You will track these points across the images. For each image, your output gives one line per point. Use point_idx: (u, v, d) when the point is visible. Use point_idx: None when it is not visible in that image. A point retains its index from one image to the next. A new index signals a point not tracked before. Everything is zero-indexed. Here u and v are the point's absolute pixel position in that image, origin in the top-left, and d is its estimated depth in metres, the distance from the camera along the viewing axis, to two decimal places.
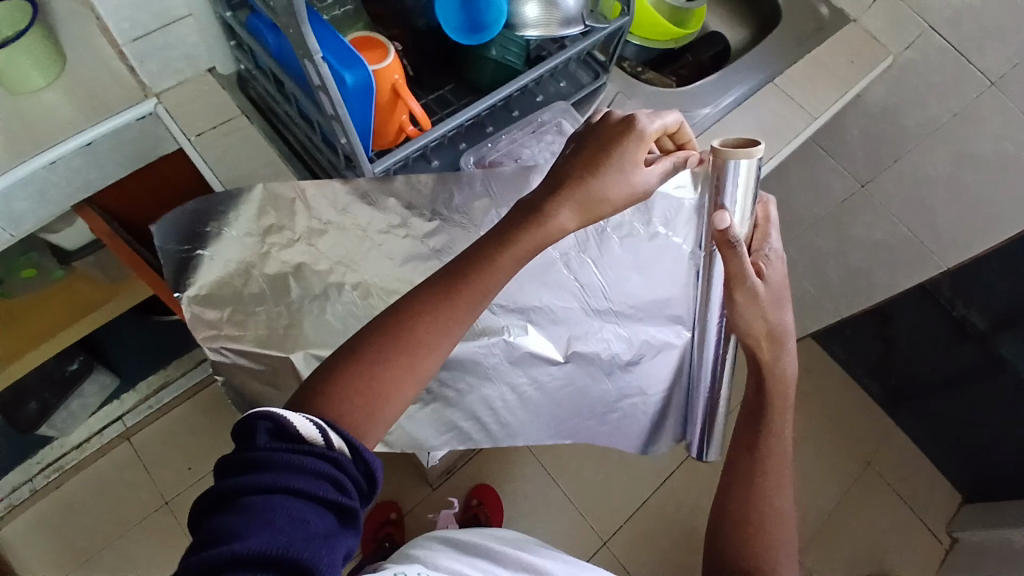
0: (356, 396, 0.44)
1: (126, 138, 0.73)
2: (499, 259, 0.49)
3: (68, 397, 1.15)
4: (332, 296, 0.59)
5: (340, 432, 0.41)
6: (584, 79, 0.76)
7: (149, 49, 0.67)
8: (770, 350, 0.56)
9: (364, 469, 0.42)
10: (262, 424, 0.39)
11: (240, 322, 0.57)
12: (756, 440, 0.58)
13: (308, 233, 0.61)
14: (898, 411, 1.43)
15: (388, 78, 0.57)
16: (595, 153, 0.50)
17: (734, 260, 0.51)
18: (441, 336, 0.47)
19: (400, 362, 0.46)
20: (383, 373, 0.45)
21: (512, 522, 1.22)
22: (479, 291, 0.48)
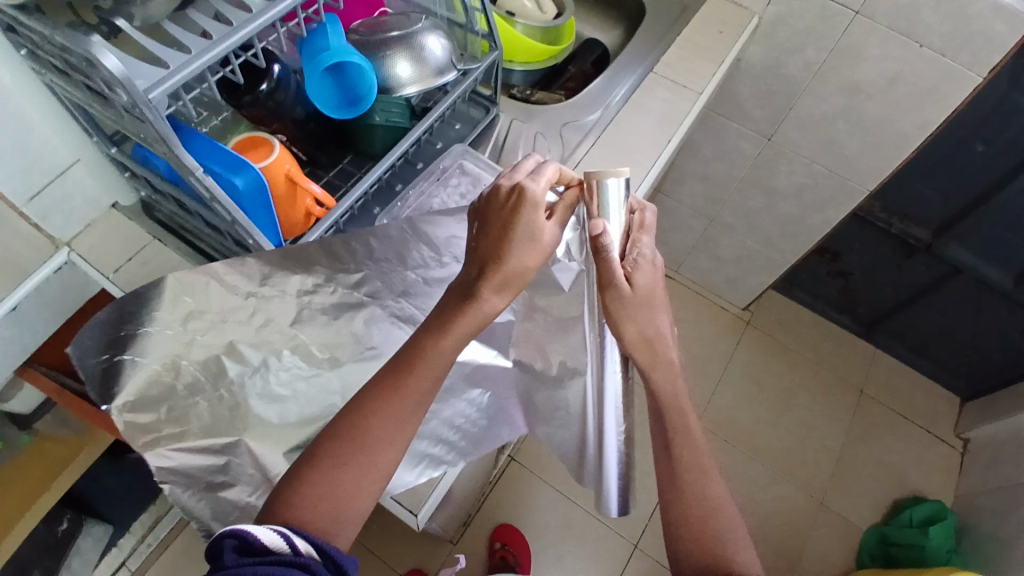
0: (320, 500, 0.45)
1: (48, 292, 0.73)
2: (441, 342, 0.50)
3: (66, 558, 1.11)
4: (273, 372, 0.57)
5: (303, 535, 0.42)
6: (477, 116, 0.78)
7: (48, 204, 0.67)
8: (646, 357, 0.54)
9: (336, 569, 0.42)
10: (227, 541, 0.40)
11: (179, 420, 0.55)
12: (670, 436, 0.55)
13: (233, 311, 0.57)
14: (876, 336, 1.46)
15: (281, 170, 0.58)
16: (501, 225, 0.51)
17: (604, 266, 0.53)
18: (395, 429, 0.48)
19: (361, 460, 0.47)
20: (346, 471, 0.46)
21: (541, 554, 1.20)
22: (429, 377, 0.50)
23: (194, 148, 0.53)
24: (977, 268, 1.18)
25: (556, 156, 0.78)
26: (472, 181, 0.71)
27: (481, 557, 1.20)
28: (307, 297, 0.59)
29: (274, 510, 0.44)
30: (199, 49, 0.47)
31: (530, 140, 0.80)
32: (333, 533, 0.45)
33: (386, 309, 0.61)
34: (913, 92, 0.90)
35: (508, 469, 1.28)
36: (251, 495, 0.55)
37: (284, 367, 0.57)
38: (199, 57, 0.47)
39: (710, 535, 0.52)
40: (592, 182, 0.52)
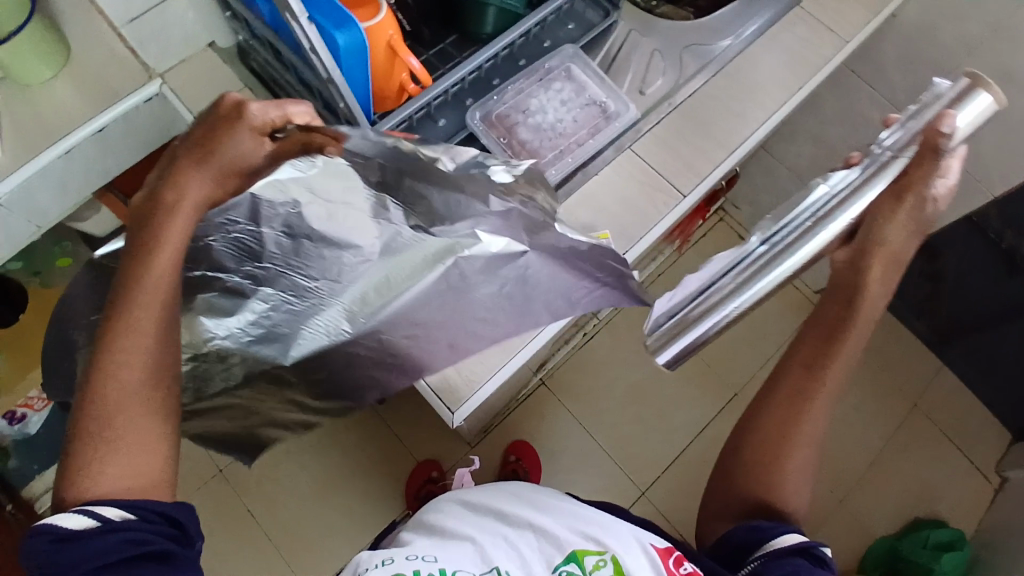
0: (110, 461, 0.42)
1: (135, 121, 0.72)
2: (158, 266, 0.46)
3: None
4: (251, 308, 0.57)
5: (112, 502, 0.40)
6: (595, 19, 0.72)
7: (147, 30, 0.66)
8: (880, 269, 0.53)
9: (155, 510, 0.42)
10: (37, 538, 0.39)
11: (198, 386, 0.60)
12: (817, 361, 0.54)
13: (221, 260, 0.55)
14: (945, 351, 1.37)
15: (383, 35, 0.55)
16: (204, 136, 0.47)
17: (928, 163, 0.49)
18: (132, 360, 0.44)
19: (126, 410, 0.43)
20: (115, 429, 0.43)
21: (552, 477, 1.22)
22: (149, 312, 0.45)
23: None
24: None
25: (669, 82, 0.72)
26: (575, 89, 0.67)
27: (493, 466, 1.23)
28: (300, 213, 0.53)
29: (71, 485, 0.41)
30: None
31: (646, 59, 0.74)
32: (149, 471, 0.43)
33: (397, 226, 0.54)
34: None
35: (537, 391, 1.28)
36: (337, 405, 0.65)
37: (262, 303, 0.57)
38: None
39: (765, 467, 0.54)
40: (970, 81, 0.48)
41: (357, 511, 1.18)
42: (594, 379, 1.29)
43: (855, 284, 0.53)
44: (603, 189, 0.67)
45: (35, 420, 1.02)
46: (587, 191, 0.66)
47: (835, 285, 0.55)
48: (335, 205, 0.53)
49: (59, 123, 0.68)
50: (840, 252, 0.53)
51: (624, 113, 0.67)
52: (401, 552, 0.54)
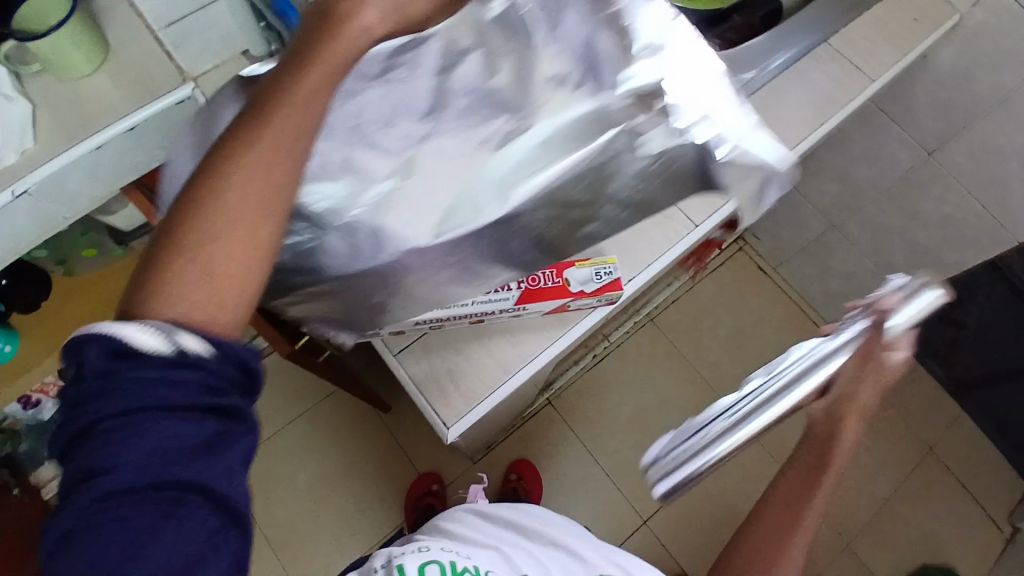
0: (203, 292, 0.30)
1: (168, 119, 0.73)
2: (300, 84, 0.32)
3: None
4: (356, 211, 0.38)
5: (192, 330, 0.30)
6: None
7: (187, 32, 0.67)
8: (852, 419, 0.50)
9: (234, 360, 0.31)
10: (86, 344, 0.29)
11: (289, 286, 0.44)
12: (795, 509, 0.52)
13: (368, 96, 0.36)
14: (963, 398, 1.34)
15: None
16: None
17: (877, 348, 0.47)
18: (263, 178, 0.31)
19: (239, 228, 0.31)
20: (211, 250, 0.31)
21: (552, 499, 1.22)
22: (291, 122, 0.32)
23: None
24: None
25: None
26: None
27: (493, 484, 1.23)
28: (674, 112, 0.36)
29: (139, 304, 0.30)
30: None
31: None
32: (235, 308, 0.31)
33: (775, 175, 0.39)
34: None
35: (541, 410, 1.28)
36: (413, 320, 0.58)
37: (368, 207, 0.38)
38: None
39: None
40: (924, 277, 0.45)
41: (355, 518, 1.18)
42: (600, 402, 1.29)
43: (829, 437, 0.51)
44: None
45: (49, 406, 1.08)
46: None
47: (812, 425, 0.53)
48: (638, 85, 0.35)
49: (94, 117, 0.69)
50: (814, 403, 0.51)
51: None
52: (436, 543, 0.60)
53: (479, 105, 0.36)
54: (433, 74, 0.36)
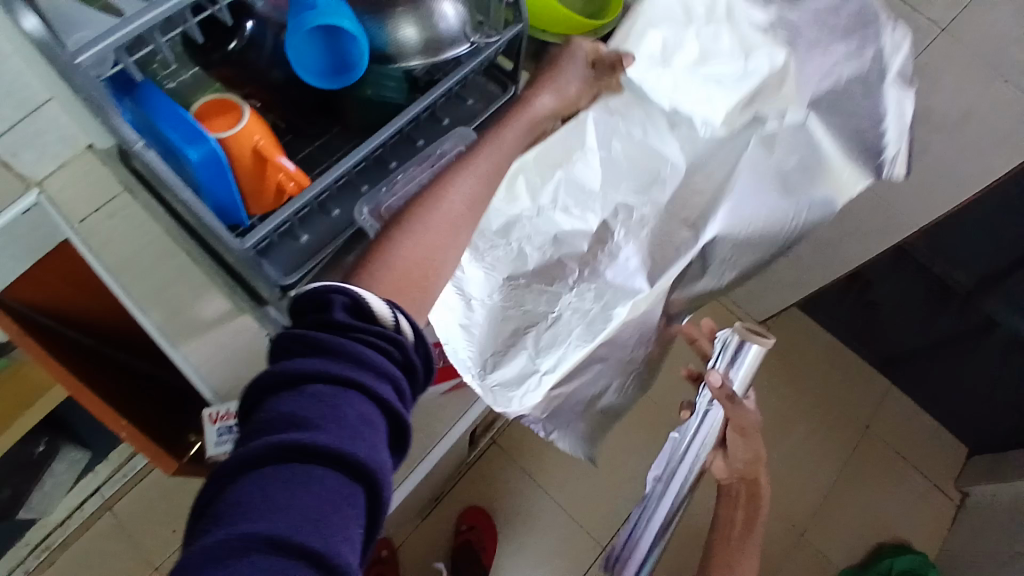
0: (410, 273, 0.48)
1: (18, 231, 0.69)
2: (484, 155, 0.58)
3: (39, 479, 1.13)
4: (562, 318, 0.63)
5: (406, 318, 0.41)
6: (494, 92, 0.72)
7: (19, 140, 0.61)
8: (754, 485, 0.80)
9: (423, 360, 0.41)
10: (338, 297, 0.39)
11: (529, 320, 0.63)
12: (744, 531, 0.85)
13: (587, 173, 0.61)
14: (891, 370, 1.37)
15: (248, 141, 0.53)
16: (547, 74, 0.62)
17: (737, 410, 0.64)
18: (467, 210, 0.55)
19: (447, 234, 0.52)
20: (422, 244, 0.50)
21: (508, 541, 1.20)
22: (480, 176, 0.57)
23: (153, 107, 0.49)
24: (1015, 325, 1.09)
25: None
26: None
27: (445, 536, 1.20)
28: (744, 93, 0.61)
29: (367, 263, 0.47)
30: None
31: None
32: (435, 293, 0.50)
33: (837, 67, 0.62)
34: (983, 132, 0.81)
35: (488, 451, 1.25)
36: None
37: (571, 303, 0.63)
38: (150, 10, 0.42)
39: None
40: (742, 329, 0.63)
41: None
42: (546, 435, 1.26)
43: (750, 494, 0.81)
44: None
45: None
46: None
47: (738, 493, 0.83)
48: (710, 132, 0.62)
49: None
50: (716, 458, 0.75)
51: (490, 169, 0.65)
52: None
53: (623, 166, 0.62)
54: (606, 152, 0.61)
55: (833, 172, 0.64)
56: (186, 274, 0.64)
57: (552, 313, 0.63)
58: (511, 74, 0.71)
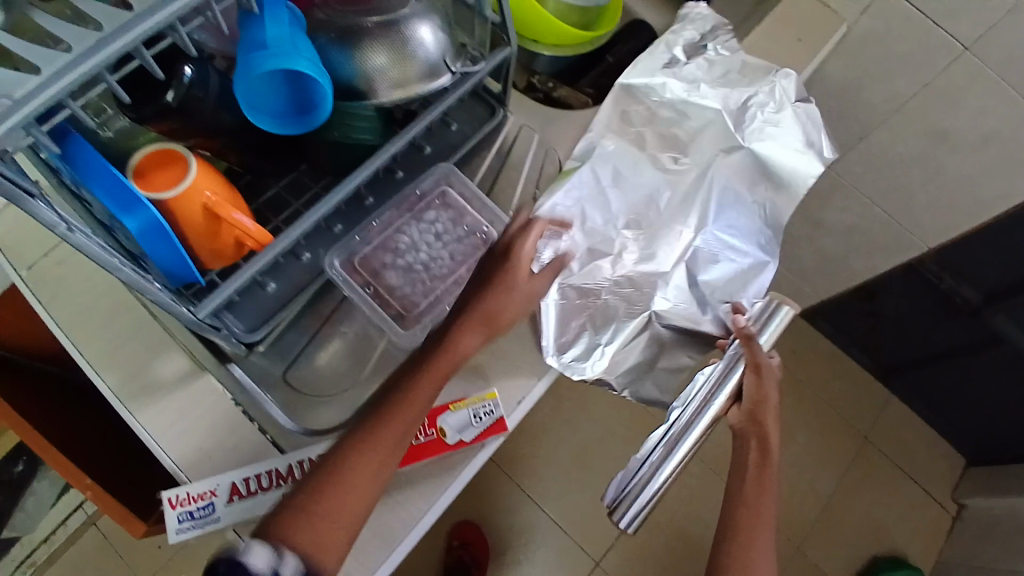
0: (308, 546, 0.47)
1: None
2: (417, 385, 0.51)
3: (21, 497, 1.13)
4: (607, 300, 0.59)
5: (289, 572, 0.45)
6: (480, 115, 0.66)
7: None
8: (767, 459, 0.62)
9: None
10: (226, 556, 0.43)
11: (586, 300, 0.59)
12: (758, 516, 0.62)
13: (608, 168, 0.61)
14: (892, 380, 1.33)
15: (198, 198, 0.48)
16: (487, 275, 0.54)
17: (755, 352, 0.58)
18: (383, 466, 0.50)
19: (346, 495, 0.48)
20: (316, 515, 0.47)
21: (501, 556, 1.18)
22: (410, 411, 0.51)
23: (85, 170, 0.42)
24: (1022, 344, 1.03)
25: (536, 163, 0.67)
26: (450, 218, 0.60)
27: (437, 550, 1.18)
28: (698, 130, 0.62)
29: (273, 531, 0.47)
30: (83, 49, 0.37)
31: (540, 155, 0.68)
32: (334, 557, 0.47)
33: (764, 100, 0.61)
34: (1008, 154, 0.75)
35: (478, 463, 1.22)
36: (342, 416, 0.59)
37: (611, 287, 0.59)
38: (57, 78, 0.36)
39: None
40: (771, 300, 0.61)
41: None
42: (539, 448, 1.23)
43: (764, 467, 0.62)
44: None
45: None
46: None
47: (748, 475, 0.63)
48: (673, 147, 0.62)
49: None
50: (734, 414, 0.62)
51: (492, 221, 0.60)
52: None
53: (629, 177, 0.61)
54: (614, 150, 0.61)
55: (790, 171, 0.61)
56: (141, 332, 0.60)
57: (594, 294, 0.59)
58: (500, 100, 0.65)
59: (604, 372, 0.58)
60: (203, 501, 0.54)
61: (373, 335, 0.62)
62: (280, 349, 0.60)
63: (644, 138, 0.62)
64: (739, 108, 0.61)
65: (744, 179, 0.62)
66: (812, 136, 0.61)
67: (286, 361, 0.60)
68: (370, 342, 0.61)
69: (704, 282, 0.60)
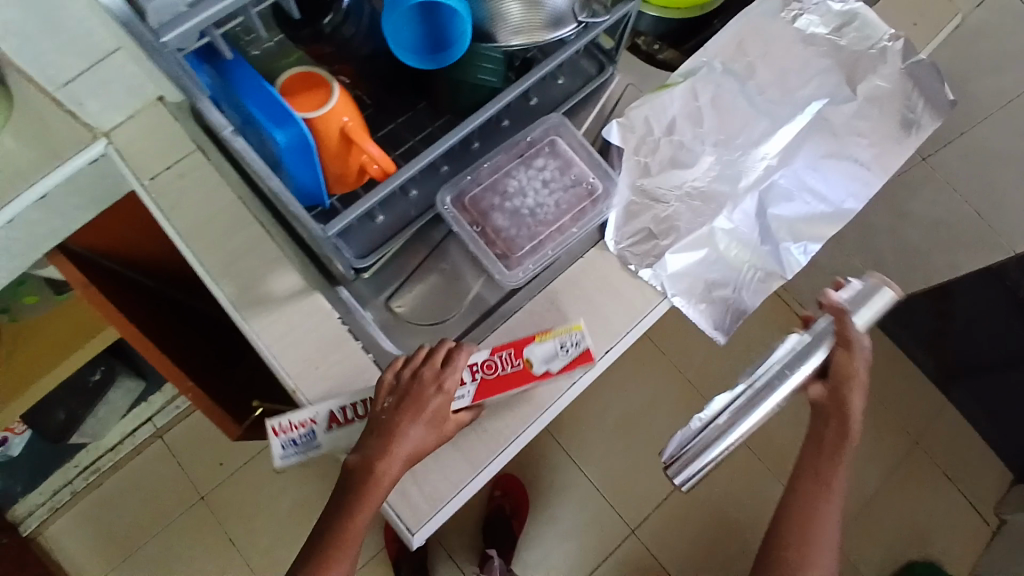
0: None
1: (80, 185, 0.64)
2: (358, 510, 0.52)
3: (95, 406, 1.10)
4: (675, 209, 0.62)
5: None
6: (588, 71, 0.66)
7: (89, 88, 0.60)
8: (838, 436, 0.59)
9: None
10: None
11: (661, 215, 0.62)
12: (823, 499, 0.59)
13: (716, 90, 0.65)
14: (951, 387, 1.31)
15: (335, 122, 0.49)
16: (409, 401, 0.53)
17: (847, 326, 0.58)
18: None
19: None
20: None
21: (540, 513, 1.21)
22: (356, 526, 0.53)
23: (240, 84, 0.47)
24: None
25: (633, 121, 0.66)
26: (558, 168, 0.62)
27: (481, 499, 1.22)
28: (809, 71, 0.67)
29: None
30: None
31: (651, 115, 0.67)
32: None
33: (871, 57, 0.67)
34: None
35: None
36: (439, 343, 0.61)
37: (682, 198, 0.62)
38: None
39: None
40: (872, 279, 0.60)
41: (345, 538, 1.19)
42: (588, 414, 1.26)
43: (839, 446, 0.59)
44: (589, 273, 0.61)
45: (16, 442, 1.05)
46: (573, 276, 0.61)
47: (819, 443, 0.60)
48: (783, 84, 0.67)
49: None
50: (819, 388, 0.59)
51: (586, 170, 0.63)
52: None
53: (736, 103, 0.65)
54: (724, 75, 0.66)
55: (889, 126, 0.66)
56: (260, 249, 0.61)
57: (667, 208, 0.62)
58: (609, 57, 0.65)
59: (672, 284, 0.61)
60: (304, 429, 0.57)
61: (463, 278, 0.64)
62: (381, 281, 0.63)
63: (759, 73, 0.67)
64: (847, 59, 0.67)
65: (851, 126, 0.66)
66: (913, 98, 0.67)
67: (385, 292, 0.63)
68: (460, 285, 0.64)
69: (772, 214, 0.63)
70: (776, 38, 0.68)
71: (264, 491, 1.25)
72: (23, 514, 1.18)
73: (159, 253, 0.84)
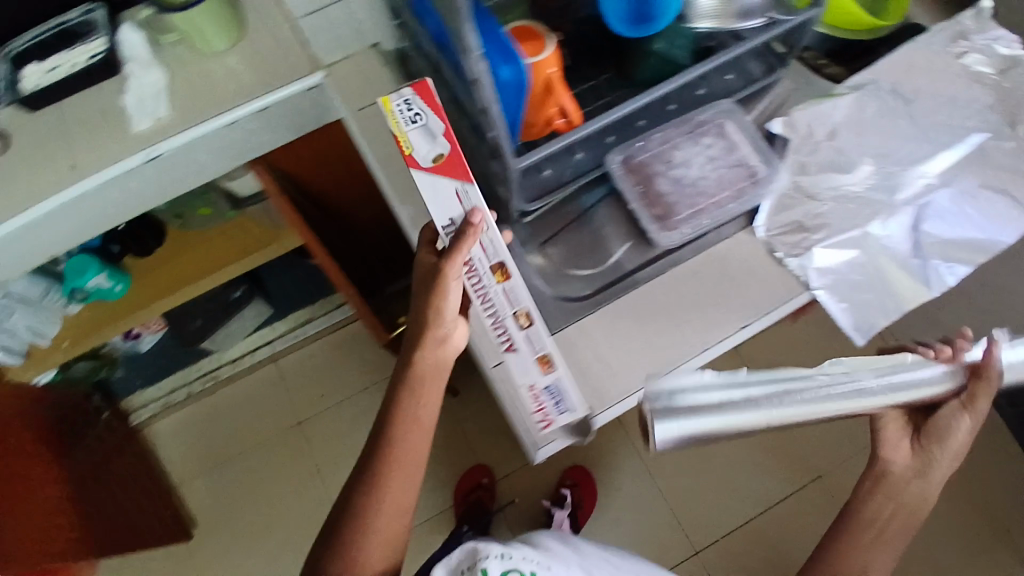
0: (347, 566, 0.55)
1: (295, 106, 0.75)
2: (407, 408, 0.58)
3: (230, 319, 1.25)
4: (828, 209, 0.65)
5: None
6: (756, 72, 0.69)
7: (323, 24, 0.70)
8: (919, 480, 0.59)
9: None
10: None
11: (814, 213, 0.65)
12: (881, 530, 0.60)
13: (880, 106, 0.68)
14: None
15: (544, 72, 0.56)
16: (426, 291, 0.56)
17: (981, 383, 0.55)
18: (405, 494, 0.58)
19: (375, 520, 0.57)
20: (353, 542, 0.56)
21: (603, 510, 1.24)
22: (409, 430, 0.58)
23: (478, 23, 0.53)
24: None
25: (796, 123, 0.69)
26: (724, 145, 0.69)
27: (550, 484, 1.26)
28: (980, 101, 0.68)
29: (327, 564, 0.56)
30: None
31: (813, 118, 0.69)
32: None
33: None
34: None
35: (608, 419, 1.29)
36: (584, 288, 0.66)
37: (837, 199, 0.65)
38: None
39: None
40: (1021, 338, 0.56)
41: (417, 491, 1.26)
42: None
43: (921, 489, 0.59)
44: (735, 254, 0.65)
45: (146, 340, 1.19)
46: (714, 253, 0.66)
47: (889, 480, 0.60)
48: (949, 110, 0.68)
49: (233, 94, 0.73)
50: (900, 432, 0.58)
51: (746, 154, 0.69)
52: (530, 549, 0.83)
53: (899, 121, 0.67)
54: (890, 93, 0.68)
55: None
56: None
57: (821, 207, 0.65)
58: (781, 60, 0.68)
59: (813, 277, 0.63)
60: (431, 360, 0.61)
61: (610, 242, 0.68)
62: (540, 227, 0.69)
63: (925, 97, 0.68)
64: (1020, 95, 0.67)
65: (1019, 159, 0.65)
66: None
67: (541, 238, 0.68)
68: (602, 250, 0.68)
69: (925, 231, 0.63)
70: (942, 70, 0.69)
71: (353, 431, 1.35)
72: (139, 404, 1.34)
73: (328, 187, 0.95)
